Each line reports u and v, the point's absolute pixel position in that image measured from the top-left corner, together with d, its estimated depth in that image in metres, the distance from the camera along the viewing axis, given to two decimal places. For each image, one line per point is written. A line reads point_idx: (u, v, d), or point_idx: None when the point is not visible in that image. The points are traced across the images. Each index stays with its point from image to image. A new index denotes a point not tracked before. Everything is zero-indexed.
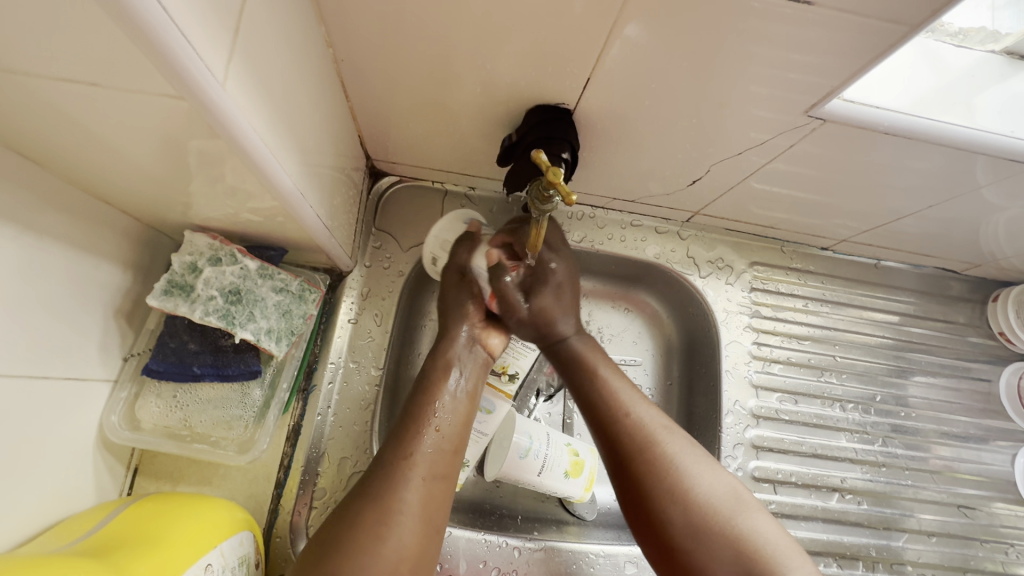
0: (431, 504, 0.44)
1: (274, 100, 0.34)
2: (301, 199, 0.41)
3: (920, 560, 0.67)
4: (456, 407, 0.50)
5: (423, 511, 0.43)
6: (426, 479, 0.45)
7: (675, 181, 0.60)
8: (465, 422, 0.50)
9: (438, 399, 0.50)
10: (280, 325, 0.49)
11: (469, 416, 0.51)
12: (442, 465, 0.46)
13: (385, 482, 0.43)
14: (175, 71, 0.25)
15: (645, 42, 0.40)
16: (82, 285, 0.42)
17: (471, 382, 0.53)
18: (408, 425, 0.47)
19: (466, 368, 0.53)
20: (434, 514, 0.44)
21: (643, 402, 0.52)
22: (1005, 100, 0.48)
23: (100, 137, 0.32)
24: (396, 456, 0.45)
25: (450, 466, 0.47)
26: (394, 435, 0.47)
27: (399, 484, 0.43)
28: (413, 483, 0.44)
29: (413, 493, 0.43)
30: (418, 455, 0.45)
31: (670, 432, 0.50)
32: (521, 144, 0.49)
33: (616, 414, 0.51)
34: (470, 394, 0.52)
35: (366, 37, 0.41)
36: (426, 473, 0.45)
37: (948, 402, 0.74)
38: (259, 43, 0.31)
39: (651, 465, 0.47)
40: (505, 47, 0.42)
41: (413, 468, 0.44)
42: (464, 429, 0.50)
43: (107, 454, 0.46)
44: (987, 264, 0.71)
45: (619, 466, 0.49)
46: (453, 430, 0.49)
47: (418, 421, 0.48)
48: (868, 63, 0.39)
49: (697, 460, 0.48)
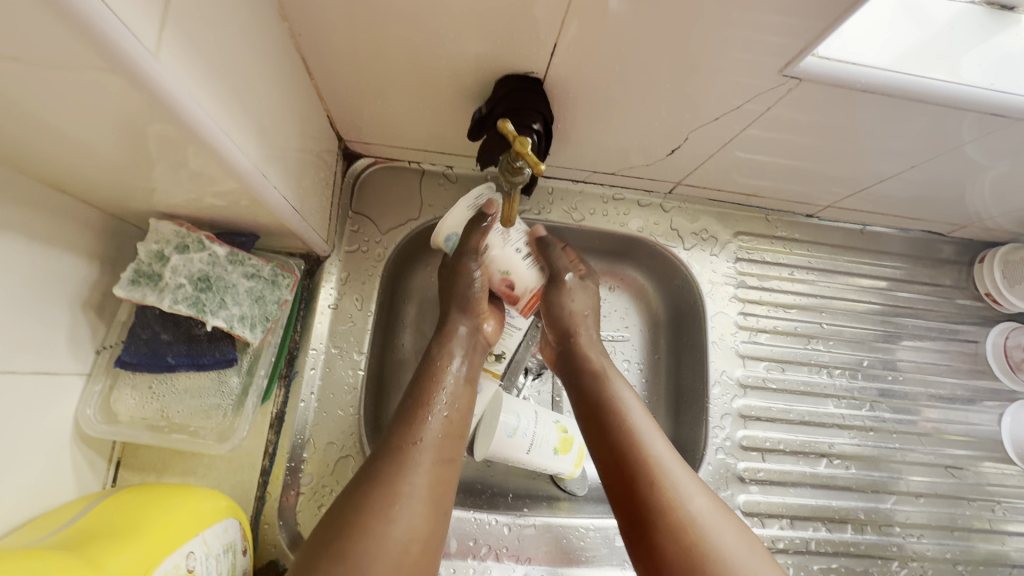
0: (439, 486, 0.44)
1: (219, 74, 0.33)
2: (262, 179, 0.40)
3: (909, 521, 0.67)
4: (460, 389, 0.51)
5: (432, 495, 0.43)
6: (434, 462, 0.45)
7: (654, 152, 0.58)
8: (468, 406, 0.51)
9: (442, 383, 0.50)
10: (254, 310, 0.49)
11: (469, 401, 0.51)
12: (448, 448, 0.46)
13: (393, 467, 0.43)
14: (97, 41, 0.23)
15: (611, 4, 0.39)
16: (45, 279, 0.41)
17: (471, 365, 0.53)
18: (415, 409, 0.47)
19: (469, 355, 0.54)
20: (442, 498, 0.44)
21: (653, 431, 0.49)
22: (987, 53, 0.46)
23: (41, 123, 0.30)
24: (402, 440, 0.45)
25: (453, 447, 0.47)
26: (399, 419, 0.47)
27: (407, 468, 0.43)
28: (422, 467, 0.44)
29: (423, 477, 0.43)
30: (424, 441, 0.45)
31: (693, 484, 0.45)
32: (490, 116, 0.48)
33: (625, 442, 0.48)
34: (466, 379, 0.52)
35: (323, 10, 0.40)
36: (433, 456, 0.45)
37: (935, 364, 0.74)
38: (197, 14, 0.29)
39: (659, 503, 0.44)
40: (468, 14, 0.40)
41: (421, 452, 0.44)
42: (467, 412, 0.50)
43: (85, 448, 0.45)
44: (973, 225, 0.70)
45: (626, 500, 0.45)
46: (458, 415, 0.49)
47: (423, 406, 0.48)
48: (840, 17, 0.38)
49: (707, 500, 0.45)
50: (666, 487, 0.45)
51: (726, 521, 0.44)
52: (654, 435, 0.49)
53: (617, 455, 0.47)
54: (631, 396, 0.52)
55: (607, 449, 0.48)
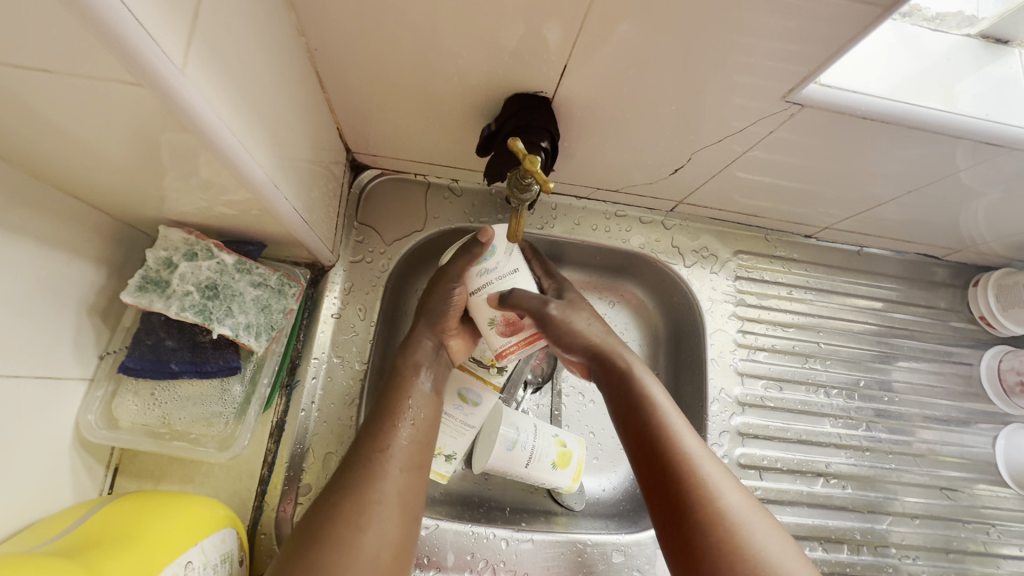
0: (409, 494, 0.45)
1: (239, 87, 0.33)
2: (275, 190, 0.41)
3: (905, 542, 0.68)
4: (428, 399, 0.51)
5: (402, 501, 0.44)
6: (403, 470, 0.46)
7: (657, 171, 0.60)
8: (435, 415, 0.51)
9: (409, 393, 0.51)
10: (260, 319, 0.49)
11: (437, 410, 0.52)
12: (419, 456, 0.48)
13: (362, 475, 0.44)
14: (129, 54, 0.24)
15: (621, 30, 0.40)
16: (53, 284, 0.41)
17: (438, 376, 0.54)
18: (383, 419, 0.48)
19: (435, 368, 0.54)
20: (412, 504, 0.45)
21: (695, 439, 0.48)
22: (982, 83, 0.48)
23: (62, 131, 0.31)
24: (371, 449, 0.46)
25: (422, 455, 0.48)
26: (368, 430, 0.48)
27: (377, 475, 0.44)
28: (393, 474, 0.45)
29: (393, 484, 0.44)
30: (393, 449, 0.46)
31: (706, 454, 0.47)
32: (499, 133, 0.49)
33: (669, 451, 0.46)
34: (433, 389, 0.53)
35: (341, 26, 0.41)
36: (403, 463, 0.46)
37: (930, 386, 0.75)
38: (220, 29, 0.30)
39: (709, 519, 0.42)
40: (481, 35, 0.41)
41: (390, 460, 0.45)
42: (435, 422, 0.51)
43: (85, 454, 0.45)
44: (967, 249, 0.72)
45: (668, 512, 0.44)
46: (426, 425, 0.50)
47: (392, 416, 0.48)
48: (842, 47, 0.39)
49: (751, 511, 0.43)
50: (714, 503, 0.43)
51: (770, 528, 0.43)
52: (701, 446, 0.48)
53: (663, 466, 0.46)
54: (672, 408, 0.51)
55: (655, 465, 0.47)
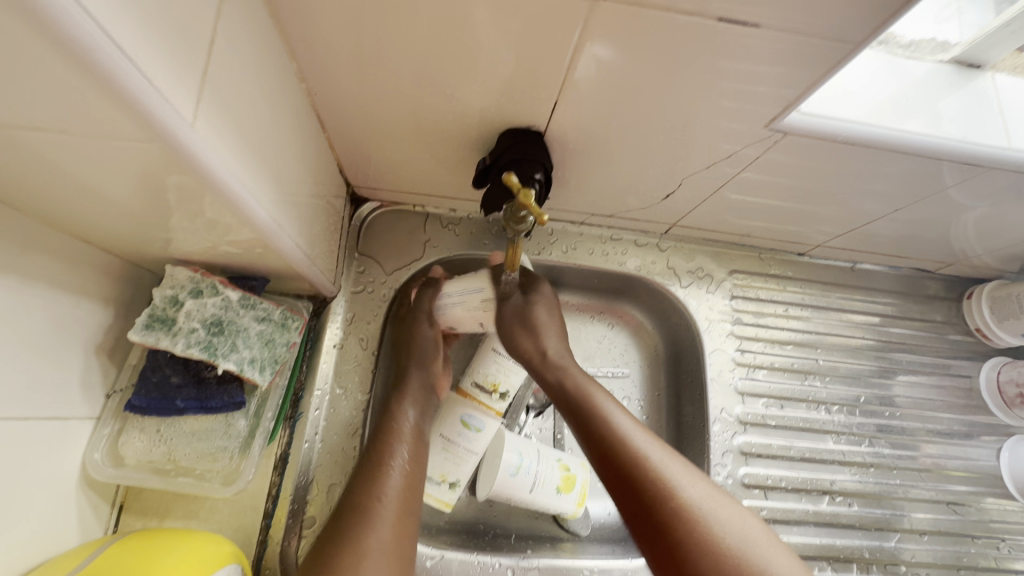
0: (403, 539, 0.45)
1: (245, 131, 0.35)
2: (278, 230, 0.42)
3: (915, 559, 0.67)
4: (416, 444, 0.52)
5: (395, 548, 0.44)
6: (397, 517, 0.46)
7: (650, 196, 0.61)
8: (423, 460, 0.52)
9: (399, 440, 0.51)
10: (263, 353, 0.50)
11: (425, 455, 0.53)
12: (411, 502, 0.48)
13: (358, 525, 0.44)
14: (142, 115, 0.26)
15: (608, 64, 0.41)
16: (63, 325, 0.42)
17: (425, 420, 0.56)
18: (374, 467, 0.49)
19: (422, 411, 0.56)
20: (406, 552, 0.45)
21: (655, 443, 0.50)
22: (959, 106, 0.49)
23: (75, 180, 0.32)
24: (366, 496, 0.46)
25: (412, 501, 0.48)
26: (361, 477, 0.48)
27: (371, 522, 0.44)
28: (387, 521, 0.45)
29: (389, 531, 0.45)
30: (387, 497, 0.47)
31: (656, 443, 0.50)
32: (494, 166, 0.50)
33: (619, 447, 0.49)
34: (422, 433, 0.54)
35: (340, 70, 0.43)
36: (399, 508, 0.47)
37: (932, 400, 0.75)
38: (227, 82, 0.32)
39: (664, 506, 0.45)
40: (474, 75, 0.43)
41: (383, 508, 0.46)
42: (420, 470, 0.51)
43: (91, 493, 0.46)
44: (959, 263, 0.73)
45: (639, 517, 0.46)
46: (413, 468, 0.50)
47: (383, 463, 0.49)
48: (820, 78, 0.41)
49: (716, 500, 0.46)
50: (671, 491, 0.46)
51: (729, 507, 0.46)
52: (656, 444, 0.50)
53: (622, 468, 0.48)
54: (623, 408, 0.54)
55: (609, 462, 0.49)
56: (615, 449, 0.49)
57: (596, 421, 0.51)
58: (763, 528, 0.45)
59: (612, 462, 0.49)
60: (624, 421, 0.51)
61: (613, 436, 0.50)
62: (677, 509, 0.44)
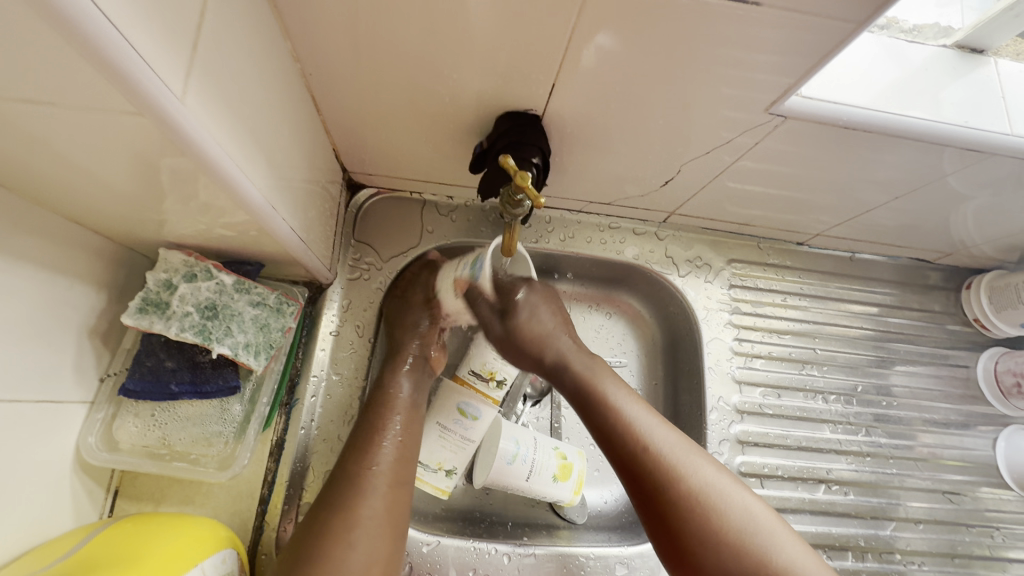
0: (396, 508, 0.46)
1: (237, 111, 0.35)
2: (272, 212, 0.42)
3: (910, 548, 0.67)
4: (410, 414, 0.52)
5: (389, 518, 0.45)
6: (391, 486, 0.46)
7: (649, 184, 0.61)
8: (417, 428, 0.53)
9: (394, 408, 0.52)
10: (258, 338, 0.50)
11: (419, 423, 0.53)
12: (403, 471, 0.48)
13: (351, 494, 0.45)
14: (130, 87, 0.25)
15: (607, 46, 0.41)
16: (55, 308, 0.42)
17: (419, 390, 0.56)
18: (368, 435, 0.49)
19: (416, 380, 0.56)
20: (398, 519, 0.45)
21: (661, 425, 0.50)
22: (961, 92, 0.49)
23: (64, 158, 0.32)
24: (359, 467, 0.46)
25: (405, 470, 0.48)
26: (354, 444, 0.49)
27: (364, 493, 0.45)
28: (380, 490, 0.46)
29: (381, 500, 0.45)
30: (380, 466, 0.47)
31: (662, 426, 0.50)
32: (491, 151, 0.50)
33: (626, 436, 0.49)
34: (417, 405, 0.54)
35: (334, 50, 0.42)
36: (390, 477, 0.47)
37: (929, 390, 0.75)
38: (218, 59, 0.31)
39: (674, 495, 0.45)
40: (470, 56, 0.42)
41: (377, 476, 0.46)
42: (414, 439, 0.51)
43: (85, 477, 0.46)
44: (959, 253, 0.73)
45: (648, 505, 0.47)
46: (408, 438, 0.51)
47: (377, 431, 0.49)
48: (821, 60, 0.40)
49: (726, 485, 0.46)
50: (680, 480, 0.46)
51: (739, 490, 0.46)
52: (663, 428, 0.50)
53: (630, 458, 0.48)
54: (630, 393, 0.53)
55: (617, 451, 0.49)
56: (621, 434, 0.49)
57: (604, 409, 0.52)
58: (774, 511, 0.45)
59: (621, 450, 0.49)
60: (631, 409, 0.51)
61: (619, 425, 0.50)
62: (687, 498, 0.45)
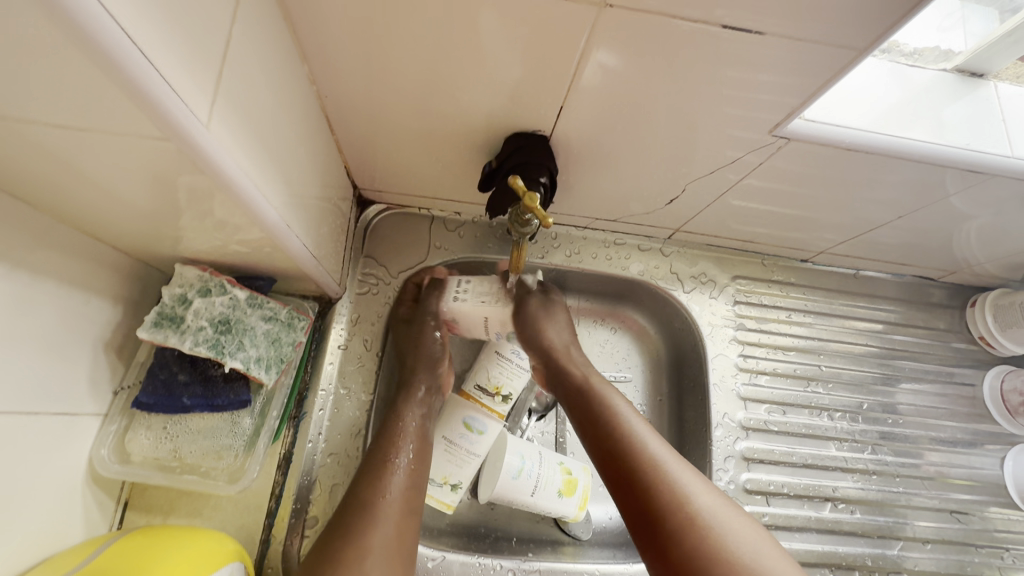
0: (404, 538, 0.46)
1: (257, 132, 0.36)
2: (287, 230, 0.43)
3: (918, 568, 0.67)
4: (420, 446, 0.53)
5: (398, 547, 0.45)
6: (400, 516, 0.46)
7: (654, 201, 0.62)
8: (425, 458, 0.53)
9: (405, 437, 0.52)
10: (269, 352, 0.51)
11: (428, 454, 0.54)
12: (412, 501, 0.48)
13: (362, 522, 0.44)
14: (159, 113, 0.26)
15: (614, 70, 0.42)
16: (72, 321, 0.43)
17: (427, 423, 0.56)
18: (378, 463, 0.49)
19: (426, 411, 0.56)
20: (407, 549, 0.45)
21: (663, 447, 0.49)
22: (961, 114, 0.50)
23: (89, 177, 0.33)
24: (372, 496, 0.47)
25: (414, 501, 0.49)
26: (364, 472, 0.49)
27: (376, 522, 0.45)
28: (390, 520, 0.46)
29: (391, 529, 0.45)
30: (390, 496, 0.47)
31: (665, 449, 0.49)
32: (499, 170, 0.51)
33: (629, 454, 0.48)
34: (425, 435, 0.55)
35: (349, 73, 0.43)
36: (399, 508, 0.47)
37: (935, 407, 0.75)
38: (240, 85, 0.33)
39: (676, 518, 0.44)
40: (481, 79, 0.44)
41: (387, 506, 0.46)
42: (422, 469, 0.51)
43: (96, 489, 0.46)
44: (962, 271, 0.73)
45: (647, 528, 0.45)
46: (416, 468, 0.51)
47: (387, 459, 0.50)
48: (824, 84, 0.41)
49: (728, 514, 0.44)
50: (683, 505, 0.44)
51: (743, 522, 0.44)
52: (665, 451, 0.49)
53: (632, 478, 0.47)
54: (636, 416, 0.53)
55: (619, 470, 0.48)
56: (625, 453, 0.48)
57: (607, 428, 0.51)
58: (780, 548, 0.43)
59: (623, 468, 0.48)
60: (635, 429, 0.50)
61: (623, 444, 0.49)
62: (689, 523, 0.43)
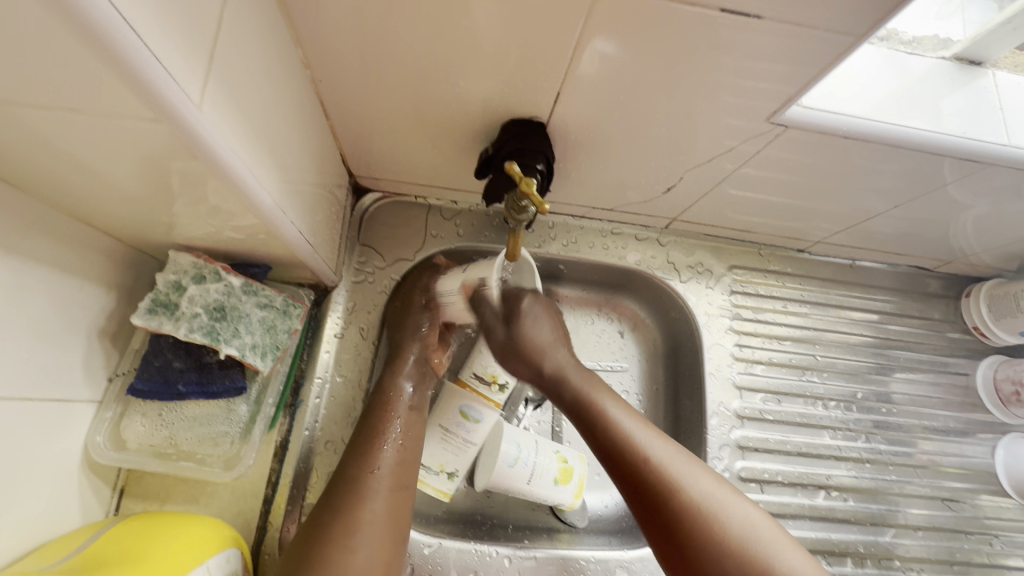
0: (396, 514, 0.46)
1: (250, 116, 0.35)
2: (281, 216, 0.42)
3: (909, 554, 0.68)
4: (411, 418, 0.53)
5: (389, 523, 0.45)
6: (391, 490, 0.47)
7: (651, 190, 0.61)
8: (419, 432, 0.54)
9: (397, 411, 0.53)
10: (265, 339, 0.50)
11: (421, 427, 0.54)
12: (403, 476, 0.49)
13: (352, 498, 0.45)
14: (150, 95, 0.26)
15: (612, 55, 0.42)
16: (65, 308, 0.42)
17: (418, 397, 0.56)
18: (369, 438, 0.49)
19: (417, 385, 0.56)
20: (397, 524, 0.46)
21: (661, 436, 0.51)
22: (960, 103, 0.50)
23: (79, 162, 0.32)
24: (360, 470, 0.47)
25: (407, 475, 0.49)
26: (355, 447, 0.49)
27: (366, 497, 0.45)
28: (381, 495, 0.46)
29: (381, 505, 0.46)
30: (381, 470, 0.47)
31: (662, 438, 0.50)
32: (495, 157, 0.50)
33: (628, 447, 0.49)
34: (418, 408, 0.55)
35: (343, 57, 0.43)
36: (390, 483, 0.47)
37: (929, 397, 0.75)
38: (232, 66, 0.32)
39: (679, 506, 0.46)
40: (477, 64, 0.43)
41: (378, 481, 0.47)
42: (414, 443, 0.52)
43: (92, 476, 0.46)
44: (958, 261, 0.73)
45: (651, 517, 0.47)
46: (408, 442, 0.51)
47: (378, 433, 0.50)
48: (821, 71, 0.41)
49: (727, 496, 0.47)
50: (683, 492, 0.46)
51: (741, 502, 0.46)
52: (662, 440, 0.50)
53: (633, 470, 0.48)
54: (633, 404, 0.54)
55: (619, 464, 0.49)
56: (623, 446, 0.49)
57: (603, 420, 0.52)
58: (773, 521, 0.46)
59: (623, 461, 0.49)
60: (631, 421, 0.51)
61: (621, 437, 0.50)
62: (690, 511, 0.45)
